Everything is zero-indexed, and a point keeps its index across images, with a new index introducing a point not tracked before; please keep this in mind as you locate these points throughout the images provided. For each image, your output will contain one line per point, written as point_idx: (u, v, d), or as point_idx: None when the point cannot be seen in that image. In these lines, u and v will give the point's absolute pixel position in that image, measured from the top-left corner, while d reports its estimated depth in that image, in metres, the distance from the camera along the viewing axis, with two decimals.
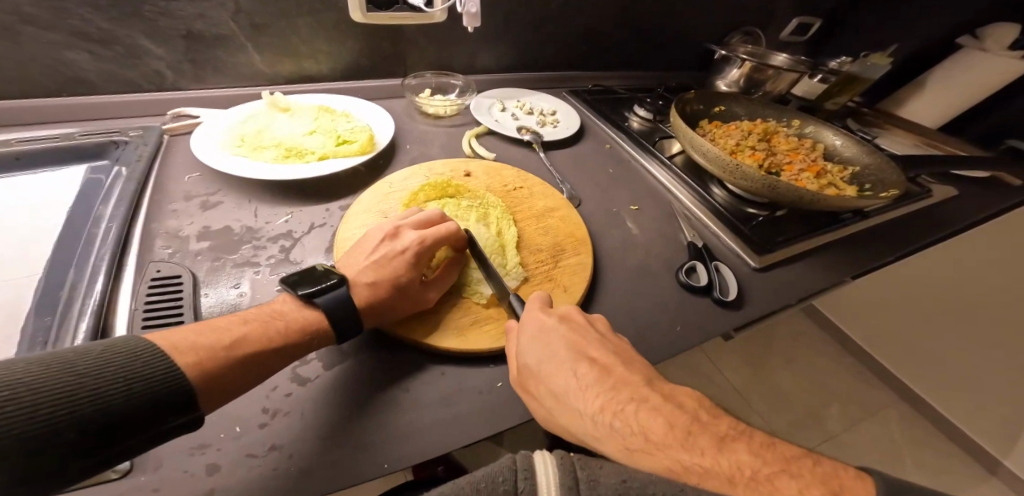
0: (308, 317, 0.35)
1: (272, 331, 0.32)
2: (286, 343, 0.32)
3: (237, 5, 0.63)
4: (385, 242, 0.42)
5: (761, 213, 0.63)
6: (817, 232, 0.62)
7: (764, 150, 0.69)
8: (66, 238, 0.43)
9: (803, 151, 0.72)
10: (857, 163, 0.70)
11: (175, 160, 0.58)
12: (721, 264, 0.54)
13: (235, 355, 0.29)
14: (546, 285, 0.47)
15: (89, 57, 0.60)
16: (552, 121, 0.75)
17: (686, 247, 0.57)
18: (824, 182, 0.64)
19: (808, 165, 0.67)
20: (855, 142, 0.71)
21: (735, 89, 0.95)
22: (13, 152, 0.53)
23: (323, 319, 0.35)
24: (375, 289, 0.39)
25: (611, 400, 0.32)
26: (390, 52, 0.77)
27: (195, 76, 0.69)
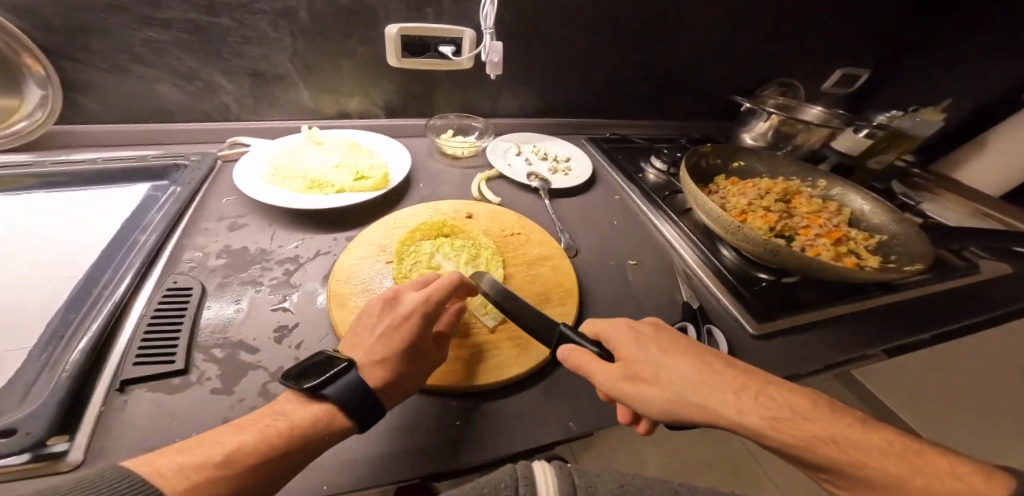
0: (314, 412, 0.33)
1: (271, 432, 0.30)
2: (290, 442, 0.30)
3: (295, 48, 0.72)
4: (388, 311, 0.41)
5: (774, 279, 0.60)
6: (835, 302, 0.57)
7: (779, 212, 0.66)
8: (112, 245, 0.51)
9: (826, 215, 0.68)
10: (885, 232, 0.65)
11: (221, 183, 0.67)
12: (714, 327, 0.51)
13: (234, 468, 0.27)
14: (522, 333, 0.49)
15: (175, 90, 0.72)
16: (564, 169, 0.77)
17: (681, 307, 0.55)
18: (842, 250, 0.61)
19: (827, 230, 0.63)
20: (884, 209, 0.67)
21: (762, 142, 0.93)
22: (96, 169, 0.64)
23: (335, 412, 0.33)
24: (385, 367, 0.37)
25: (693, 391, 0.34)
26: (421, 95, 0.84)
27: (254, 110, 0.79)
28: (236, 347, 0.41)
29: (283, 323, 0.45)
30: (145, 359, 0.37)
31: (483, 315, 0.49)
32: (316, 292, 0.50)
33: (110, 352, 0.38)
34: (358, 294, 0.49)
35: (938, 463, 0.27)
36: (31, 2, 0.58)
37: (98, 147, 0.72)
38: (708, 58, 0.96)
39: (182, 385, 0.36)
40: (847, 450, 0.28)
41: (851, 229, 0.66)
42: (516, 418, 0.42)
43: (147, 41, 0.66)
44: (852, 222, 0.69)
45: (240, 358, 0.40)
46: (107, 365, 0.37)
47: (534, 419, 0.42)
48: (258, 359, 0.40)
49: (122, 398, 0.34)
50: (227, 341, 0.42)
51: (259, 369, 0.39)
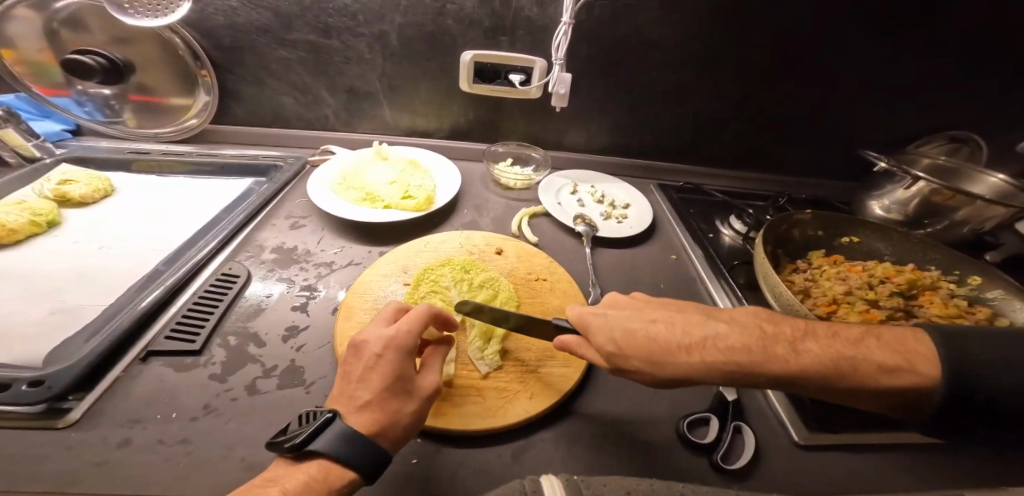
0: (307, 472, 0.30)
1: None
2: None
3: (385, 70, 0.79)
4: (359, 356, 0.38)
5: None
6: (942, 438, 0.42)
7: (890, 309, 0.50)
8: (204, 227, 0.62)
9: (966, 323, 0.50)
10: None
11: (300, 186, 0.76)
12: (745, 424, 0.43)
13: None
14: (513, 386, 0.45)
15: (290, 101, 0.85)
16: (618, 215, 0.70)
17: (711, 396, 0.47)
18: None
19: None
20: None
21: (897, 215, 0.71)
22: (221, 163, 0.79)
23: (332, 469, 0.31)
24: (372, 408, 0.34)
25: (671, 370, 0.35)
26: (490, 121, 0.85)
27: (346, 122, 0.89)
28: (248, 338, 0.46)
29: (295, 323, 0.48)
30: (172, 336, 0.44)
31: (479, 359, 0.47)
32: (335, 298, 0.53)
33: (155, 321, 0.46)
34: (365, 310, 0.50)
35: (860, 359, 0.32)
36: (210, 26, 0.74)
37: (227, 143, 0.88)
38: (832, 100, 0.79)
39: (191, 365, 0.42)
40: (805, 372, 0.32)
41: None
42: (473, 473, 0.38)
43: (279, 61, 0.79)
44: None
45: (246, 349, 0.45)
46: (147, 332, 0.45)
47: (490, 481, 0.38)
48: (261, 353, 0.45)
49: (140, 366, 0.42)
50: (244, 330, 0.47)
51: (256, 363, 0.44)
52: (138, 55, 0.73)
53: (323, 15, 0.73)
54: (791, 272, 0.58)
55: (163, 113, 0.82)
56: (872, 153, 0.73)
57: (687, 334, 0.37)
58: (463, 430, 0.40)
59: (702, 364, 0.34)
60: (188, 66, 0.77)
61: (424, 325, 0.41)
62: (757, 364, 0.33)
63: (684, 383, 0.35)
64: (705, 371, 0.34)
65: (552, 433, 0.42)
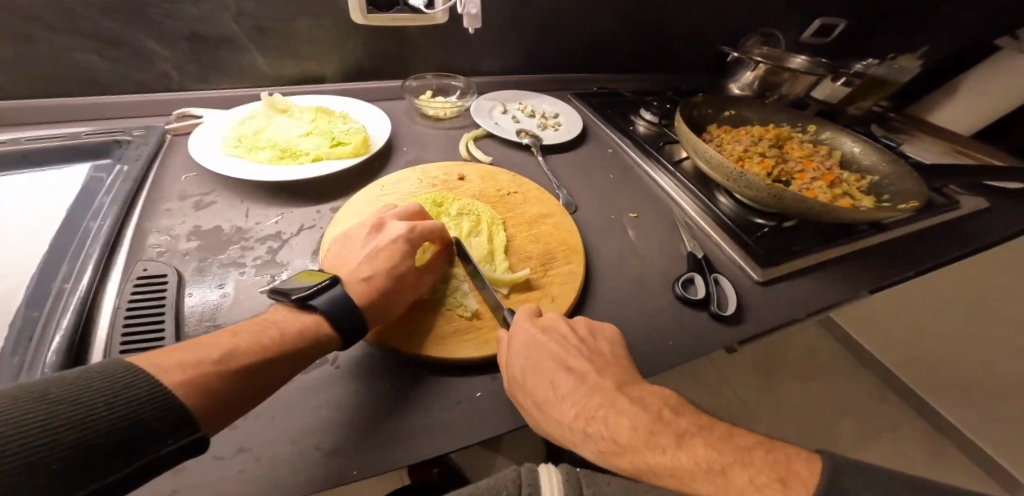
0: (303, 321, 0.34)
1: (264, 337, 0.30)
2: (278, 352, 0.30)
3: (241, 6, 0.63)
4: (371, 236, 0.43)
5: (773, 224, 0.61)
6: (829, 246, 0.59)
7: (774, 157, 0.67)
8: (61, 236, 0.44)
9: (818, 158, 0.69)
10: (877, 172, 0.67)
11: (173, 160, 0.58)
12: (721, 276, 0.52)
13: (225, 370, 0.27)
14: (533, 296, 0.46)
15: (99, 58, 0.62)
16: (553, 124, 0.73)
17: (684, 259, 0.55)
18: (838, 191, 0.63)
19: (821, 173, 0.65)
20: (875, 151, 0.68)
21: (748, 92, 0.90)
22: (20, 150, 0.55)
23: (322, 328, 0.34)
24: (372, 284, 0.39)
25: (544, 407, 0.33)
26: (392, 53, 0.76)
27: (201, 77, 0.69)
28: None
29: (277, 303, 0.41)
30: (129, 352, 0.33)
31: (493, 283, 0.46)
32: (307, 268, 0.46)
33: (90, 350, 0.34)
34: None
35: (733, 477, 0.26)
36: None
37: (17, 126, 0.61)
38: (690, 5, 0.92)
39: None
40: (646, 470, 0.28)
41: (842, 171, 0.68)
42: None
43: (53, 5, 0.56)
44: (842, 164, 0.71)
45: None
46: (89, 364, 0.33)
47: None
48: None
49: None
50: (219, 329, 0.38)
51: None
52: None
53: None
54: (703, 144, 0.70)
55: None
56: (725, 48, 0.89)
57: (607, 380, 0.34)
58: (495, 355, 0.40)
59: (551, 421, 0.33)
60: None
61: (433, 235, 0.46)
62: (588, 433, 0.32)
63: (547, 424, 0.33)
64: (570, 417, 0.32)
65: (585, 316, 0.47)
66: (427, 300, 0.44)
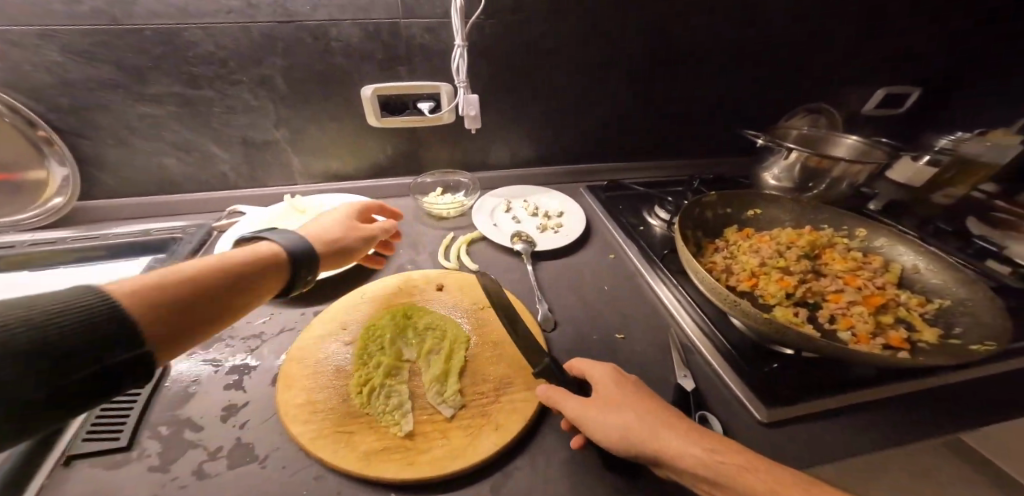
0: (251, 252, 0.40)
1: (205, 263, 0.36)
2: (228, 276, 0.36)
3: (279, 115, 0.72)
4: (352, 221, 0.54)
5: (798, 355, 0.50)
6: (877, 385, 0.47)
7: (801, 272, 0.56)
8: None
9: (866, 273, 0.57)
10: (947, 295, 0.53)
11: (209, 256, 0.67)
12: (711, 414, 0.43)
13: (183, 292, 0.32)
14: (477, 422, 0.43)
15: (177, 162, 0.73)
16: (553, 226, 0.72)
17: (672, 389, 0.47)
18: (886, 321, 0.50)
19: (864, 295, 0.53)
20: (944, 267, 0.54)
21: (786, 183, 0.74)
22: (104, 244, 0.69)
23: (278, 262, 0.41)
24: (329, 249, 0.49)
25: (588, 413, 0.38)
26: (409, 152, 0.83)
27: (251, 177, 0.79)
28: (182, 424, 0.42)
29: (232, 402, 0.44)
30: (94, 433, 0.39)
31: (440, 403, 0.44)
32: (274, 367, 0.49)
33: None
34: (307, 377, 0.46)
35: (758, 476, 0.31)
36: (44, 90, 0.61)
37: (110, 221, 0.75)
38: (721, 86, 0.87)
39: (122, 462, 0.38)
40: (696, 465, 0.32)
41: (899, 291, 0.55)
42: None
43: (144, 117, 0.67)
44: (902, 282, 0.57)
45: (182, 436, 0.41)
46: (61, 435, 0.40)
47: None
48: (201, 437, 0.41)
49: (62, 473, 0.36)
50: (176, 420, 0.42)
51: (198, 448, 0.40)
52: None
53: (186, 65, 0.63)
54: (711, 252, 0.62)
55: (5, 194, 0.68)
56: (751, 132, 0.76)
57: (652, 402, 0.39)
58: (426, 476, 0.38)
59: (601, 426, 0.37)
60: (24, 133, 0.64)
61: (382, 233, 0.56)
62: (614, 425, 0.36)
63: (599, 428, 0.37)
64: (615, 417, 0.37)
65: (530, 452, 0.42)
66: (365, 416, 0.43)
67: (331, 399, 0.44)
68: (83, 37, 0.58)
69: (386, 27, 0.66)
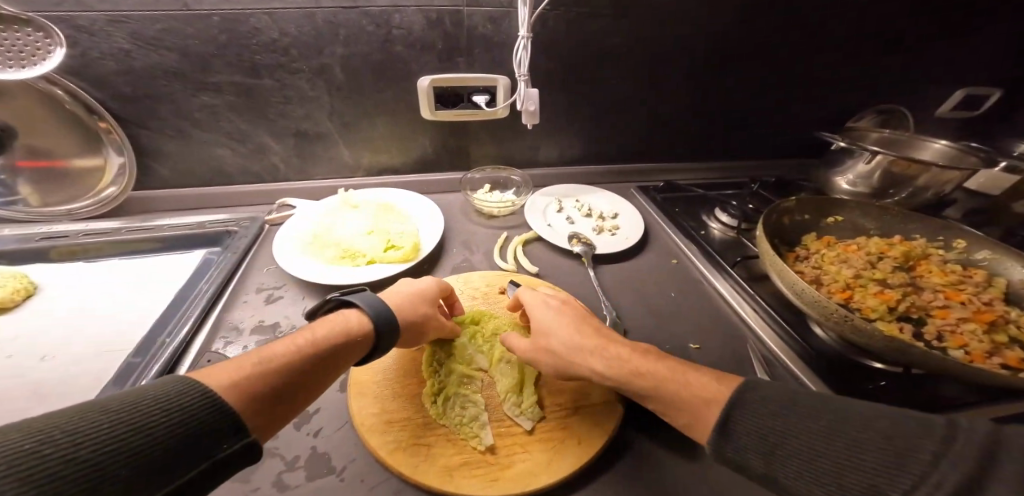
0: (337, 321, 0.40)
1: (297, 339, 0.36)
2: (316, 351, 0.36)
3: (333, 106, 0.71)
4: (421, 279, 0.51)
5: (904, 372, 0.47)
6: (988, 408, 0.44)
7: (899, 286, 0.53)
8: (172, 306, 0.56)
9: (968, 287, 0.53)
10: None
11: (265, 251, 0.67)
12: None
13: (272, 369, 0.33)
14: (558, 435, 0.42)
15: (231, 153, 0.73)
16: (610, 228, 0.70)
17: None
18: (999, 340, 0.47)
19: (972, 312, 0.49)
20: None
21: (864, 188, 0.70)
22: (161, 236, 0.69)
23: (358, 329, 0.40)
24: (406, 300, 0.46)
25: (543, 355, 0.44)
26: (458, 147, 0.81)
27: (300, 170, 0.78)
28: None
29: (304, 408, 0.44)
30: None
31: (519, 415, 0.43)
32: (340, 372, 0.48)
33: None
34: (383, 381, 0.46)
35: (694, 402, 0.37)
36: (109, 77, 0.61)
37: (163, 212, 0.75)
38: (785, 82, 0.83)
39: None
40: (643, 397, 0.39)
41: (1009, 308, 0.51)
42: None
43: (203, 106, 0.66)
44: (1009, 298, 0.53)
45: None
46: None
47: None
48: (277, 445, 0.40)
49: None
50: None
51: (276, 456, 0.39)
52: (11, 114, 0.61)
53: (247, 53, 0.62)
54: (795, 261, 0.59)
55: (63, 181, 0.68)
56: (827, 134, 0.73)
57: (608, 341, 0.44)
58: None
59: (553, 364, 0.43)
60: (83, 122, 0.64)
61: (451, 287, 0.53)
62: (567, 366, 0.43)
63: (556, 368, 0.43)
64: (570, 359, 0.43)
65: (616, 469, 0.40)
66: (445, 428, 0.42)
67: (408, 407, 0.44)
68: (152, 24, 0.57)
69: (448, 15, 0.64)
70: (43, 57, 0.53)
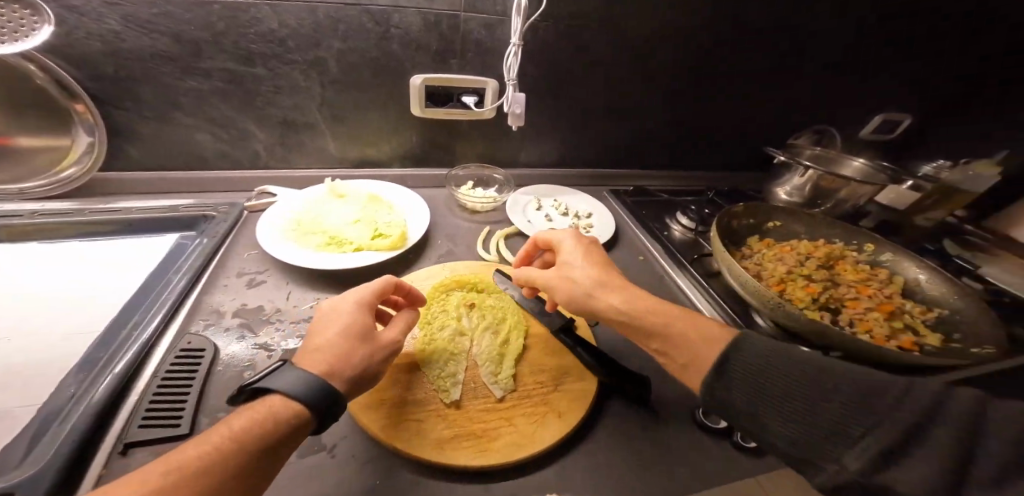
0: (257, 409, 0.32)
1: (215, 437, 0.29)
2: (246, 440, 0.29)
3: (325, 98, 0.72)
4: (330, 307, 0.41)
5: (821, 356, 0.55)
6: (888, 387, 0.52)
7: (821, 280, 0.62)
8: (145, 291, 0.54)
9: (875, 283, 0.63)
10: (947, 306, 0.60)
11: (244, 237, 0.66)
12: None
13: (193, 479, 0.26)
14: (539, 409, 0.45)
15: (210, 137, 0.71)
16: (585, 226, 0.76)
17: None
18: (896, 326, 0.56)
19: (878, 303, 0.59)
20: (944, 282, 0.61)
21: (797, 198, 0.81)
22: (128, 219, 0.66)
23: (290, 404, 0.32)
24: (326, 352, 0.36)
25: (576, 285, 0.48)
26: (444, 145, 0.84)
27: (282, 158, 0.78)
28: None
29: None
30: (151, 420, 0.38)
31: (494, 385, 0.48)
32: None
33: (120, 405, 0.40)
34: None
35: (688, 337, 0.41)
36: (90, 54, 0.59)
37: (128, 194, 0.71)
38: (739, 105, 0.94)
39: None
40: (651, 323, 0.43)
41: (905, 300, 0.62)
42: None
43: (188, 90, 0.65)
44: (906, 292, 0.64)
45: None
46: (114, 422, 0.38)
47: None
48: None
49: (123, 462, 0.35)
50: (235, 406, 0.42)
51: None
52: None
53: (244, 41, 0.62)
54: (741, 259, 0.67)
55: (15, 159, 0.64)
56: (771, 149, 0.83)
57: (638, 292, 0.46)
58: (495, 464, 0.40)
59: (584, 300, 0.46)
60: (54, 99, 0.61)
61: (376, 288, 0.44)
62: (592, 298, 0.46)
63: (590, 298, 0.46)
64: (596, 289, 0.46)
65: (591, 441, 0.44)
66: (433, 405, 0.45)
67: (397, 384, 0.46)
68: (147, 6, 0.57)
69: (446, 19, 0.68)
70: (26, 34, 0.52)
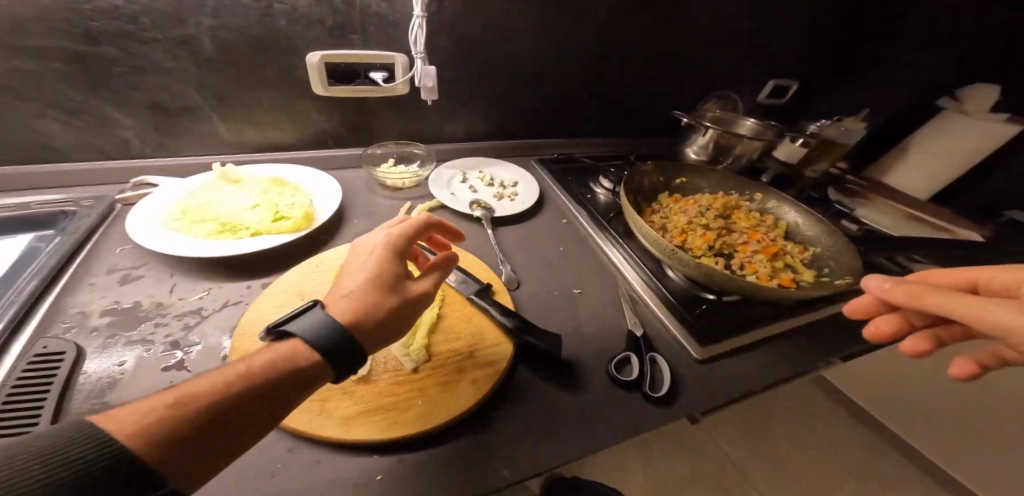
0: (279, 350, 0.30)
1: (232, 371, 0.27)
2: (261, 381, 0.27)
3: (202, 78, 0.64)
4: (361, 252, 0.41)
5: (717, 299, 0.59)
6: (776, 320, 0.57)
7: (718, 229, 0.67)
8: None
9: (763, 229, 0.70)
10: (818, 245, 0.67)
11: (117, 232, 0.58)
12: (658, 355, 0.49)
13: (196, 413, 0.24)
14: (452, 377, 0.44)
15: (61, 125, 0.61)
16: (510, 194, 0.75)
17: (625, 336, 0.53)
18: (777, 265, 0.62)
19: (763, 246, 0.65)
20: (815, 222, 0.69)
21: (703, 156, 0.87)
22: None
23: (310, 350, 0.30)
24: (351, 299, 0.35)
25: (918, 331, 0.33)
26: (357, 123, 0.79)
27: (164, 145, 0.69)
28: None
29: (173, 383, 0.40)
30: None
31: (405, 357, 0.45)
32: (220, 344, 0.45)
33: None
34: None
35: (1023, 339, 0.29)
36: None
37: None
38: (649, 75, 0.98)
39: None
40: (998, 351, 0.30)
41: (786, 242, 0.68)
42: (450, 460, 0.38)
43: (15, 72, 0.55)
44: (788, 235, 0.71)
45: None
46: None
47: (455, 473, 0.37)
48: None
49: None
50: (105, 407, 0.37)
51: None
52: None
53: (80, 20, 0.54)
54: (650, 214, 0.71)
55: None
56: (677, 113, 0.88)
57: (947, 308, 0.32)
58: (403, 435, 0.38)
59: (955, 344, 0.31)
60: None
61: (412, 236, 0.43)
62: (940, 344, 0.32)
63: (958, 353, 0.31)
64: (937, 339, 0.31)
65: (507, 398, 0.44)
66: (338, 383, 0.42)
67: None
68: None
69: None
70: None
